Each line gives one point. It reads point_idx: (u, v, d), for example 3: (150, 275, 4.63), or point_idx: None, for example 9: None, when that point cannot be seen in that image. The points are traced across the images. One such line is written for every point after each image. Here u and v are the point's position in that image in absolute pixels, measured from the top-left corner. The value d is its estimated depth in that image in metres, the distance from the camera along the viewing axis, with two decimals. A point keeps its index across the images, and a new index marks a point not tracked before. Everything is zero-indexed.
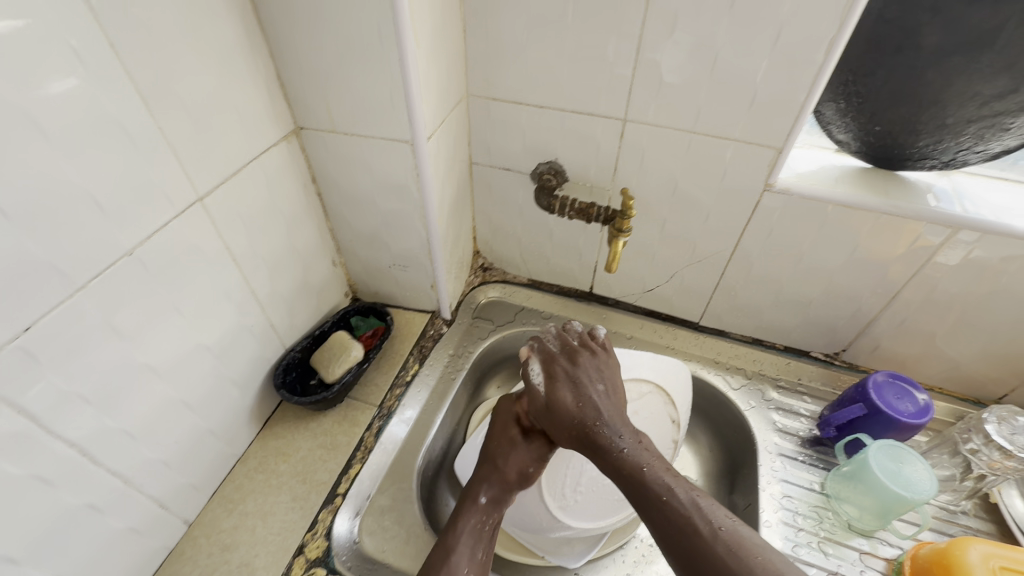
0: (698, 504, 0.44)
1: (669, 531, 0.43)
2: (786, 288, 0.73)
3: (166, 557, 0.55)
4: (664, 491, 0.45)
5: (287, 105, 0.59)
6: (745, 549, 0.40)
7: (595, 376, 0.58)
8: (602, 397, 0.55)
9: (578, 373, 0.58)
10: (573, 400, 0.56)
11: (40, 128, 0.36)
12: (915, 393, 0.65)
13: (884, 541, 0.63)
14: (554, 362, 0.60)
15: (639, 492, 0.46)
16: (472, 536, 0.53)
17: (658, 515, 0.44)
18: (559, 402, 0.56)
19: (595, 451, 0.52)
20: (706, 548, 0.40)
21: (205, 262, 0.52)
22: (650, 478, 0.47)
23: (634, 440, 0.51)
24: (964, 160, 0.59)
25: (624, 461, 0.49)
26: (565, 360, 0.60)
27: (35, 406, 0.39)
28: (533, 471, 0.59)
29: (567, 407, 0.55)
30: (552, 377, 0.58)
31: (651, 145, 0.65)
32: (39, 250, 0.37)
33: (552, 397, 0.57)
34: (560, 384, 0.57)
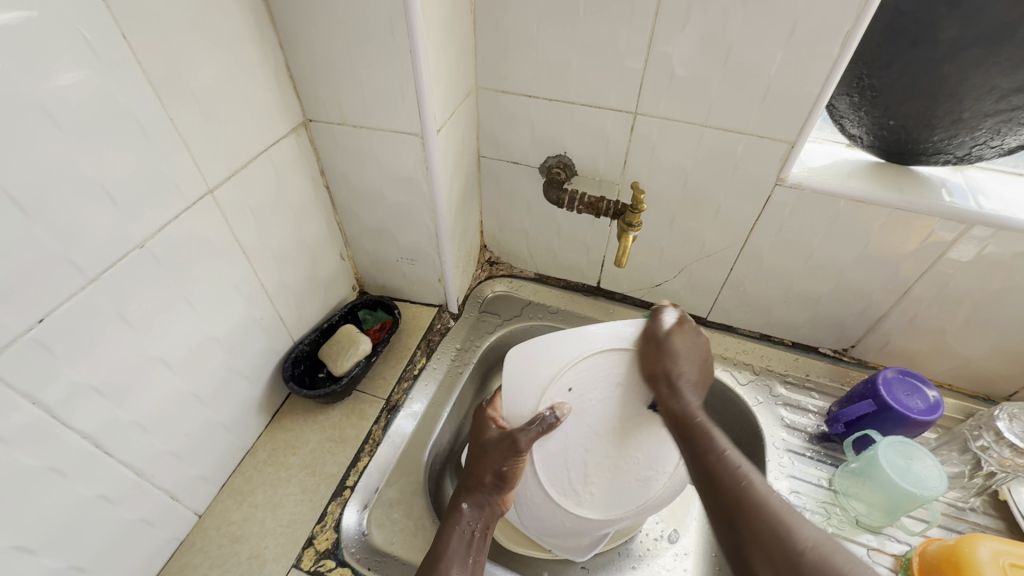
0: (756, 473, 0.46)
1: (723, 484, 0.46)
2: (795, 283, 0.73)
3: (176, 548, 0.56)
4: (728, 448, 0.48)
5: (296, 97, 0.59)
6: (795, 520, 0.42)
7: (692, 355, 0.55)
8: (693, 369, 0.54)
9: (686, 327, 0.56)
10: (684, 348, 0.55)
11: (52, 119, 0.36)
12: (925, 390, 0.65)
13: (892, 537, 0.63)
14: (680, 318, 0.57)
15: (699, 445, 0.49)
16: (461, 542, 0.53)
17: (716, 465, 0.47)
18: (669, 351, 0.54)
19: (668, 398, 0.53)
20: (760, 503, 0.43)
21: (215, 255, 0.52)
22: (716, 436, 0.49)
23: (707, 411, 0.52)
24: (979, 154, 0.58)
25: (695, 417, 0.51)
26: (683, 325, 0.57)
27: (49, 398, 0.39)
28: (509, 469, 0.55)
29: (671, 356, 0.54)
30: (670, 333, 0.56)
31: (662, 139, 0.64)
32: (52, 242, 0.37)
33: (664, 342, 0.55)
34: (681, 331, 0.56)
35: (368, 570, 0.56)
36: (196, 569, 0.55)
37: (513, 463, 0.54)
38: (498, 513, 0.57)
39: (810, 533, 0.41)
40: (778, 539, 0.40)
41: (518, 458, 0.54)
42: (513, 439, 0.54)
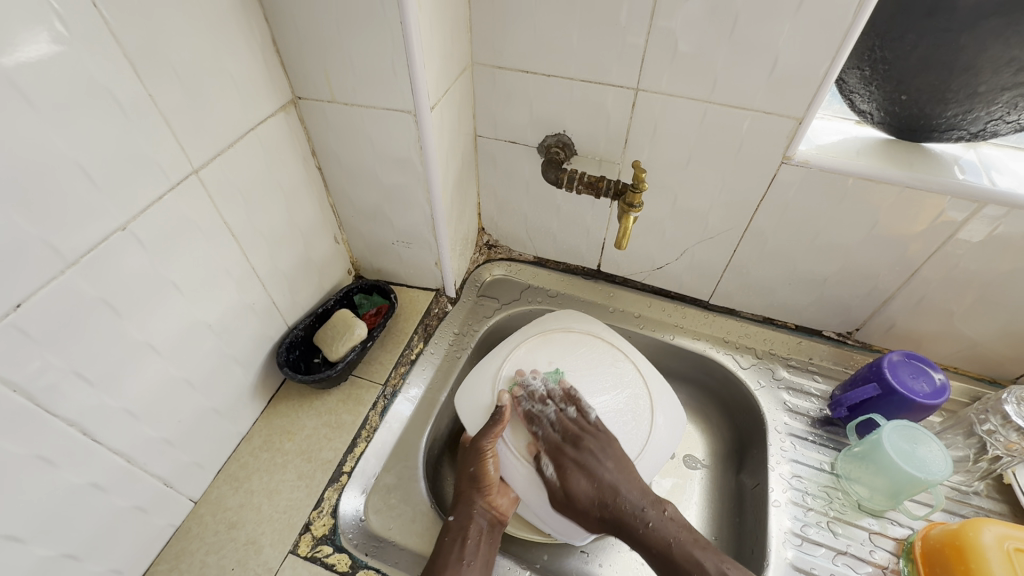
0: (726, 573, 0.53)
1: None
2: (800, 265, 0.71)
3: (172, 535, 0.55)
4: (693, 563, 0.54)
5: (284, 73, 0.57)
6: None
7: (603, 455, 0.59)
8: (616, 475, 0.57)
9: (585, 459, 0.58)
10: (589, 487, 0.57)
11: (22, 94, 0.34)
12: (931, 373, 0.63)
13: (895, 521, 0.62)
14: (563, 453, 0.59)
15: (672, 568, 0.54)
16: (453, 548, 0.55)
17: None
18: (575, 484, 0.57)
19: (620, 526, 0.57)
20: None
21: (202, 237, 0.50)
22: (678, 550, 0.55)
23: (656, 511, 0.57)
24: (994, 130, 0.56)
25: (650, 538, 0.56)
26: (570, 449, 0.59)
27: (33, 385, 0.38)
28: (478, 469, 0.59)
29: (584, 493, 0.56)
30: (564, 469, 0.58)
31: (664, 115, 0.62)
32: (29, 224, 0.36)
33: (569, 490, 0.57)
34: (574, 472, 0.57)
35: (367, 555, 0.56)
36: (193, 555, 0.54)
37: (482, 461, 0.59)
38: (485, 519, 0.57)
39: None
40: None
41: (483, 456, 0.59)
42: (475, 444, 0.60)
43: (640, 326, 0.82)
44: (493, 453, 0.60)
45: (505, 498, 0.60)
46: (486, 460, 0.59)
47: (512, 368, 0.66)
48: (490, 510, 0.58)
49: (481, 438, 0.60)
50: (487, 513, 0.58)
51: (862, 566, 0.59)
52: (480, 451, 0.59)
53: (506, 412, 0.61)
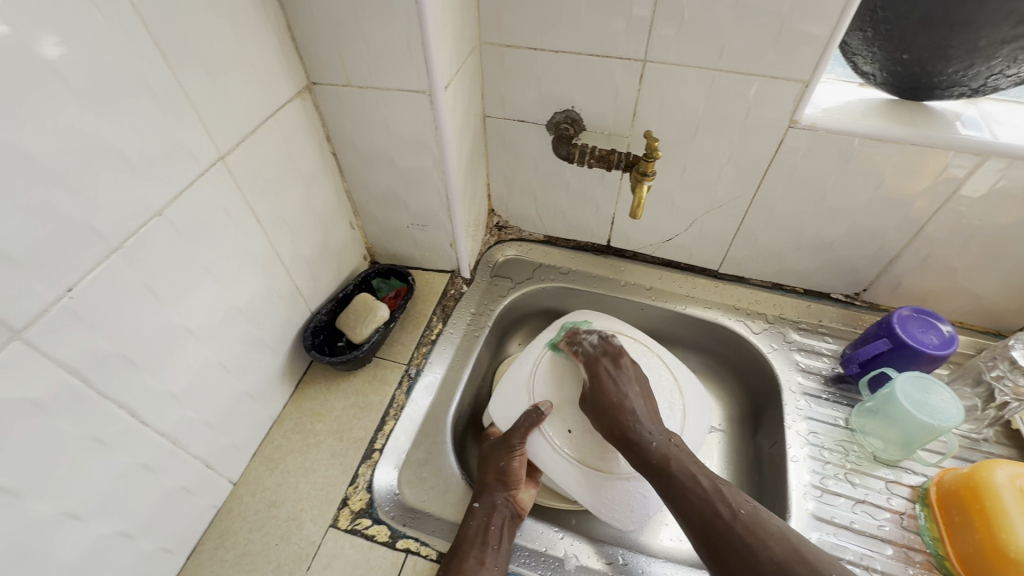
0: (718, 490, 0.52)
1: (692, 509, 0.51)
2: (808, 229, 0.73)
3: (215, 515, 0.57)
4: (687, 477, 0.53)
5: (298, 59, 0.57)
6: (765, 533, 0.49)
7: (630, 380, 0.61)
8: (636, 400, 0.59)
9: (618, 374, 0.61)
10: (616, 393, 0.59)
11: (64, 81, 0.35)
12: (939, 326, 0.65)
13: (909, 470, 0.65)
14: (598, 363, 0.62)
15: (664, 478, 0.54)
16: (478, 533, 0.54)
17: (678, 495, 0.52)
18: (603, 387, 0.60)
19: (623, 443, 0.57)
20: (728, 527, 0.49)
21: (230, 223, 0.52)
22: (675, 468, 0.54)
23: (663, 436, 0.57)
24: (995, 85, 0.58)
25: (651, 451, 0.55)
26: (609, 362, 0.62)
27: (84, 366, 0.39)
28: (507, 463, 0.60)
29: (609, 394, 0.59)
30: (597, 376, 0.61)
31: (672, 86, 0.63)
32: (73, 208, 0.37)
33: (598, 389, 0.60)
34: (608, 378, 0.61)
35: (404, 526, 0.57)
36: (237, 533, 0.56)
37: (511, 457, 0.60)
38: (507, 510, 0.57)
39: (775, 549, 0.47)
40: (746, 559, 0.47)
41: (511, 452, 0.61)
42: (506, 441, 0.62)
43: (653, 298, 0.83)
44: (522, 451, 0.61)
45: (527, 493, 0.60)
46: (516, 456, 0.60)
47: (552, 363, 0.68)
48: (514, 503, 0.58)
49: (511, 435, 0.62)
50: (512, 505, 0.58)
51: (881, 513, 0.62)
52: (510, 447, 0.61)
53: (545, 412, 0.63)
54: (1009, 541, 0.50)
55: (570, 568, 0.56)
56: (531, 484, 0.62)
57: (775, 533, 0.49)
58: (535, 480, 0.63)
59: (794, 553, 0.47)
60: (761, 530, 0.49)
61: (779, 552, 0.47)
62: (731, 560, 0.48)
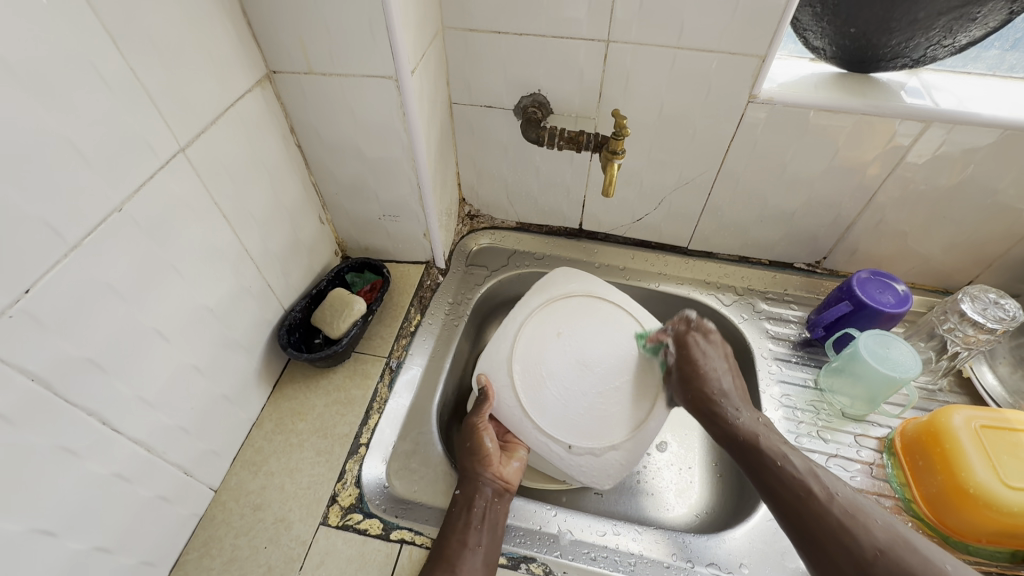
0: (812, 471, 0.51)
1: (784, 492, 0.50)
2: (770, 202, 0.76)
3: (197, 524, 0.55)
4: (779, 457, 0.53)
5: (256, 46, 0.55)
6: (862, 522, 0.46)
7: (716, 356, 0.63)
8: (722, 373, 0.61)
9: (706, 347, 0.63)
10: (708, 369, 0.61)
11: (6, 66, 0.33)
12: (895, 285, 0.69)
13: (875, 423, 0.69)
14: (688, 334, 0.64)
15: (755, 458, 0.54)
16: (462, 519, 0.54)
17: (772, 477, 0.52)
18: (692, 362, 0.62)
19: (710, 419, 0.59)
20: (823, 512, 0.48)
21: (195, 219, 0.49)
22: (764, 445, 0.54)
23: (750, 416, 0.58)
24: (933, 56, 0.62)
25: (738, 429, 0.57)
26: (698, 334, 0.64)
27: (48, 374, 0.37)
28: (475, 442, 0.60)
29: (696, 369, 0.62)
30: (683, 348, 0.63)
31: (635, 65, 0.64)
32: (27, 206, 0.35)
33: (684, 359, 0.63)
34: (689, 354, 0.63)
35: (397, 517, 0.57)
36: (223, 540, 0.54)
37: (476, 435, 0.61)
38: (486, 493, 0.57)
39: (877, 537, 0.45)
40: (845, 548, 0.45)
41: (476, 430, 0.61)
42: (468, 422, 0.63)
43: (627, 278, 0.85)
44: (484, 427, 0.62)
45: (509, 468, 0.60)
46: (480, 433, 0.61)
47: (528, 335, 0.67)
48: (498, 480, 0.58)
49: (471, 415, 0.63)
50: (496, 482, 0.58)
51: (851, 465, 0.65)
52: (472, 428, 0.62)
53: (492, 389, 0.64)
54: (968, 478, 0.54)
55: (564, 543, 0.57)
56: (515, 457, 0.62)
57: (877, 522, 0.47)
58: (521, 453, 0.63)
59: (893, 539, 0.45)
60: (861, 515, 0.47)
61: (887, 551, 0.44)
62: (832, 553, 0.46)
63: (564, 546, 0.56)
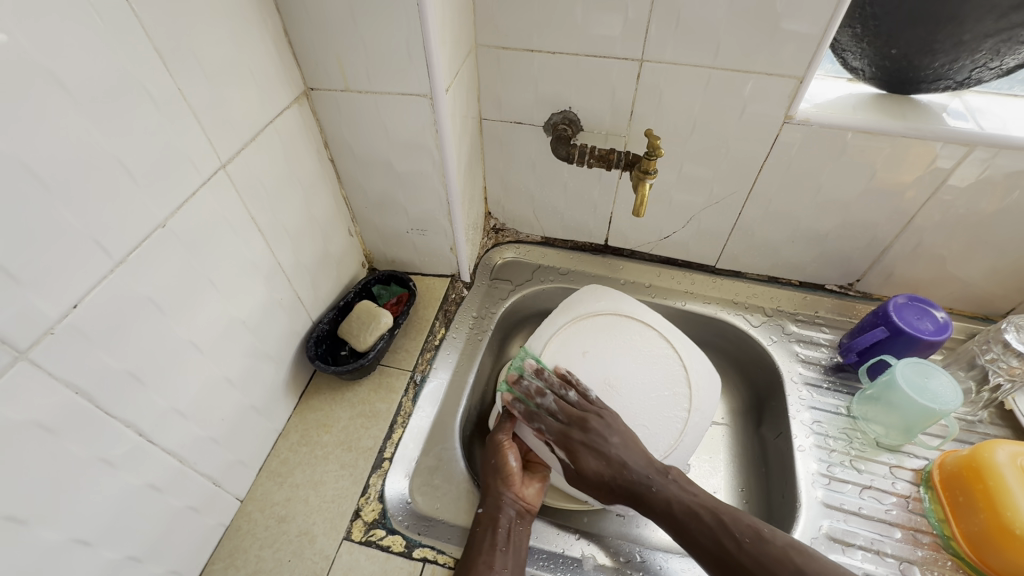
0: (722, 521, 0.52)
1: (702, 545, 0.52)
2: (802, 223, 0.74)
3: (223, 533, 0.55)
4: (689, 511, 0.53)
5: (295, 65, 0.56)
6: (772, 573, 0.48)
7: (611, 430, 0.57)
8: (625, 452, 0.56)
9: (592, 437, 0.57)
10: (601, 466, 0.56)
11: (64, 89, 0.34)
12: (933, 312, 0.67)
13: (911, 453, 0.66)
14: (569, 437, 0.58)
15: (671, 519, 0.53)
16: (487, 542, 0.53)
17: (690, 534, 0.52)
18: (591, 467, 0.56)
19: (628, 498, 0.55)
20: (737, 563, 0.50)
21: (232, 233, 0.50)
22: (679, 505, 0.54)
23: (657, 474, 0.55)
24: (979, 78, 0.60)
25: (654, 499, 0.54)
26: (578, 432, 0.58)
27: (91, 387, 0.38)
28: (500, 460, 0.60)
29: (597, 469, 0.56)
30: (574, 454, 0.57)
31: (669, 84, 0.64)
32: (79, 223, 0.36)
33: (580, 468, 0.57)
34: (584, 454, 0.57)
35: (419, 535, 0.57)
36: (247, 552, 0.55)
37: (501, 452, 0.60)
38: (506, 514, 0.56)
39: None
40: None
41: (501, 448, 0.61)
42: (493, 438, 0.62)
43: (652, 295, 0.84)
44: (509, 445, 0.61)
45: (531, 489, 0.60)
46: (506, 451, 0.60)
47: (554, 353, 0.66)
48: (519, 501, 0.58)
49: (496, 431, 0.63)
50: (518, 505, 0.57)
51: (887, 497, 0.63)
52: (498, 444, 0.61)
53: (518, 406, 0.63)
54: (1015, 519, 0.52)
55: (588, 568, 0.56)
56: (538, 478, 0.62)
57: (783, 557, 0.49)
58: (542, 474, 0.62)
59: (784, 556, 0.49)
60: (769, 556, 0.49)
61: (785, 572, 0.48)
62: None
63: (588, 570, 0.55)
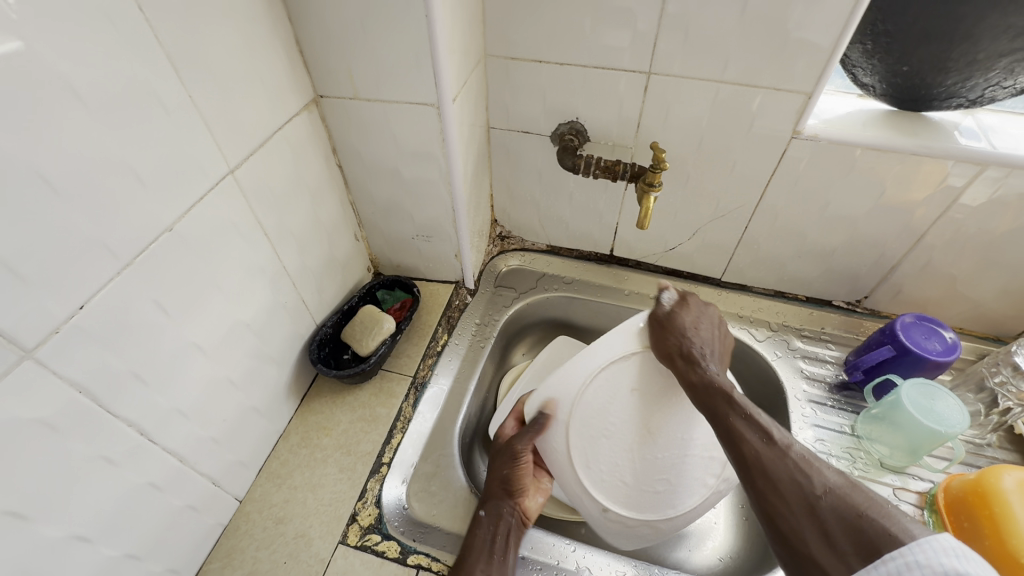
0: (778, 427, 0.46)
1: (745, 438, 0.45)
2: (809, 238, 0.74)
3: (221, 533, 0.56)
4: (746, 410, 0.47)
5: (306, 72, 0.57)
6: (814, 469, 0.41)
7: (708, 323, 0.60)
8: (710, 340, 0.58)
9: (698, 313, 0.60)
10: (692, 325, 0.58)
11: (78, 96, 0.35)
12: (942, 332, 0.66)
13: (915, 476, 0.65)
14: (680, 293, 0.61)
15: (718, 406, 0.48)
16: (489, 538, 0.53)
17: (737, 423, 0.46)
18: (681, 319, 0.58)
19: (688, 363, 0.52)
20: (782, 456, 0.42)
21: (240, 237, 0.51)
22: (735, 399, 0.49)
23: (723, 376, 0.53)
24: (992, 96, 0.59)
25: (714, 378, 0.51)
26: (684, 299, 0.61)
27: (94, 387, 0.39)
28: (511, 470, 0.57)
29: (685, 324, 0.57)
30: (684, 306, 0.60)
31: (677, 97, 0.64)
32: (88, 226, 0.37)
33: (672, 314, 0.58)
34: (685, 311, 0.59)
35: (414, 541, 0.57)
36: (244, 552, 0.55)
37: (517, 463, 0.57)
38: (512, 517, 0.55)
39: (831, 480, 0.40)
40: (797, 486, 0.40)
41: (517, 458, 0.57)
42: (513, 445, 0.58)
43: None
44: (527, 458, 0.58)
45: (534, 501, 0.58)
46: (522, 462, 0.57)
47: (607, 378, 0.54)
48: (519, 511, 0.56)
49: (517, 440, 0.57)
50: (518, 514, 0.56)
51: None
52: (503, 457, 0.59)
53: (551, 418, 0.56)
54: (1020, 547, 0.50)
55: None
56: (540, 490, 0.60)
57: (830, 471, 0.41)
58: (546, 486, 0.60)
59: (852, 485, 0.39)
60: (815, 466, 0.41)
61: (879, 511, 0.36)
62: (772, 478, 0.41)
63: None
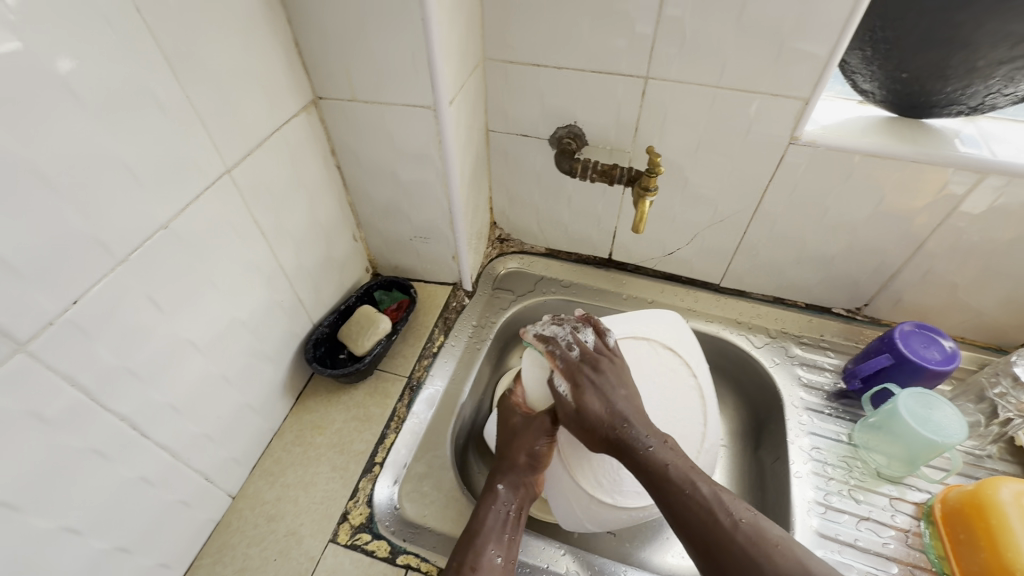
0: (719, 498, 0.47)
1: (694, 521, 0.46)
2: (808, 244, 0.73)
3: (213, 529, 0.56)
4: (685, 482, 0.48)
5: (305, 74, 0.58)
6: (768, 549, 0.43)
7: (621, 379, 0.55)
8: (631, 409, 0.53)
9: (600, 379, 0.54)
10: (604, 409, 0.52)
11: (72, 93, 0.35)
12: (941, 341, 0.66)
13: (913, 486, 0.64)
14: (577, 369, 0.55)
15: (661, 485, 0.48)
16: (499, 520, 0.54)
17: (679, 506, 0.47)
18: (589, 407, 0.52)
19: (619, 449, 0.51)
20: (729, 540, 0.44)
21: (235, 236, 0.52)
22: (674, 474, 0.48)
23: (658, 439, 0.51)
24: (992, 103, 0.58)
25: (649, 460, 0.49)
26: (588, 368, 0.55)
27: (87, 381, 0.39)
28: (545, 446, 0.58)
29: (600, 409, 0.52)
30: (578, 383, 0.54)
31: (674, 102, 0.64)
32: (83, 222, 0.37)
33: (585, 408, 0.52)
34: (586, 392, 0.53)
35: (404, 541, 0.57)
36: (236, 548, 0.56)
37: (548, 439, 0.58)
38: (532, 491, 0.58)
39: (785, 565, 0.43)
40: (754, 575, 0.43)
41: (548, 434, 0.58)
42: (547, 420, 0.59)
43: None
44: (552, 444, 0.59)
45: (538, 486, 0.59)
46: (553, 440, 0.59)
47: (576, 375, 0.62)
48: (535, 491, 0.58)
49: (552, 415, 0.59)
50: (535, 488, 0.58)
51: (885, 531, 0.61)
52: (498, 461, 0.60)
53: None
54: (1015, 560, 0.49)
55: None
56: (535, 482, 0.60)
57: (779, 545, 0.44)
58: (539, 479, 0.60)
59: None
60: (765, 541, 0.44)
61: None
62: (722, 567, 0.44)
63: None
